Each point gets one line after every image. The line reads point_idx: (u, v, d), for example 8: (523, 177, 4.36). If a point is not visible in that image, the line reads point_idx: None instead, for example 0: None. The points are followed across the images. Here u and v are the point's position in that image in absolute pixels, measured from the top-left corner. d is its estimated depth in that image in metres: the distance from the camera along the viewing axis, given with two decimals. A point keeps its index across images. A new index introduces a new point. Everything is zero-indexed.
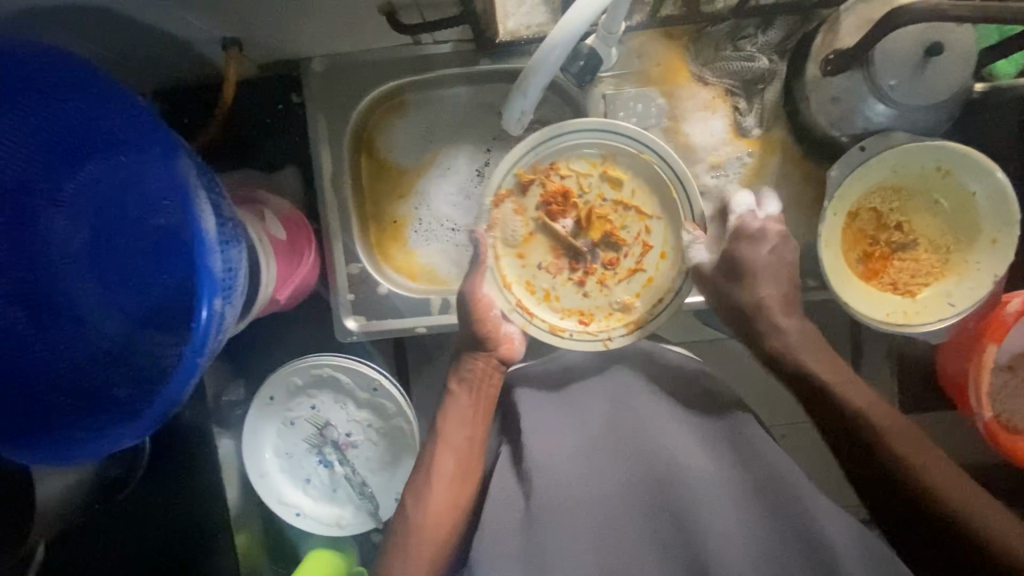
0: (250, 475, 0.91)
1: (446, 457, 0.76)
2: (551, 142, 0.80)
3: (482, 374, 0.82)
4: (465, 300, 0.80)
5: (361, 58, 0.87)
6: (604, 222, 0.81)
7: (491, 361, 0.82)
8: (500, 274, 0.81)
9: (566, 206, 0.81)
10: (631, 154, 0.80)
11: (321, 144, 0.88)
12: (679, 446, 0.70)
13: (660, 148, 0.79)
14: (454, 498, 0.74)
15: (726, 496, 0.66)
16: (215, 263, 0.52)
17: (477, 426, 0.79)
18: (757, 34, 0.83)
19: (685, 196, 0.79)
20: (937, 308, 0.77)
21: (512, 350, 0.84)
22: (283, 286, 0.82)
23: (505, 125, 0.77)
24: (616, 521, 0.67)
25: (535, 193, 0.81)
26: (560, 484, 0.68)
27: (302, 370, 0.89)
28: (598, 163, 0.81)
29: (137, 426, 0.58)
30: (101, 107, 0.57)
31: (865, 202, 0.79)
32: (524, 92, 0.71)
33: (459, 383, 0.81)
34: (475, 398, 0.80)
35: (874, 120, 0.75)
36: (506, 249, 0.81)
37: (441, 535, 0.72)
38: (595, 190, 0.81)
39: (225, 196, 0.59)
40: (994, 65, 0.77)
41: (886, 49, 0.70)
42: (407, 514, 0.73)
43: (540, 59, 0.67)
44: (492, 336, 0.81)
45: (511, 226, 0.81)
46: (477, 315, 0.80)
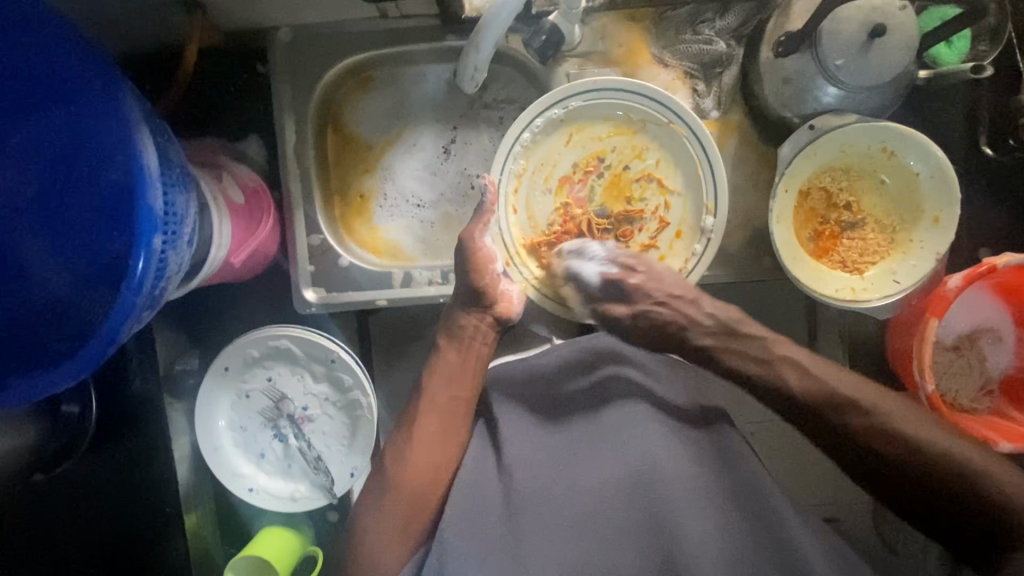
0: (203, 448, 0.89)
1: (430, 415, 0.77)
2: (584, 96, 0.80)
3: (474, 332, 0.82)
4: (466, 250, 0.79)
5: (327, 31, 0.88)
6: (623, 191, 0.83)
7: (485, 320, 0.82)
8: (508, 226, 0.82)
9: (585, 167, 0.83)
10: (661, 124, 0.81)
11: (285, 114, 0.88)
12: (651, 445, 0.70)
13: (688, 117, 0.80)
14: (432, 461, 0.75)
15: (691, 488, 0.68)
16: (155, 200, 0.54)
17: (465, 385, 0.80)
18: (715, 19, 0.85)
19: (709, 175, 0.81)
20: (883, 286, 0.80)
21: (509, 308, 0.83)
22: (239, 250, 0.81)
23: (460, 81, 0.79)
24: (590, 517, 0.68)
25: (559, 149, 0.82)
26: (535, 471, 0.71)
27: (257, 342, 0.88)
28: (626, 128, 0.82)
29: (70, 368, 0.56)
30: (48, 48, 0.56)
31: (815, 182, 0.82)
32: (477, 47, 0.73)
33: (449, 340, 0.82)
34: (464, 356, 0.81)
35: (824, 101, 0.78)
36: (520, 203, 0.82)
37: (415, 501, 0.74)
38: (619, 154, 0.83)
39: (173, 145, 0.62)
40: (933, 49, 0.81)
41: (833, 30, 0.72)
42: (386, 472, 0.75)
43: (492, 15, 0.70)
44: (490, 293, 0.81)
45: (533, 182, 0.82)
46: (475, 265, 0.79)
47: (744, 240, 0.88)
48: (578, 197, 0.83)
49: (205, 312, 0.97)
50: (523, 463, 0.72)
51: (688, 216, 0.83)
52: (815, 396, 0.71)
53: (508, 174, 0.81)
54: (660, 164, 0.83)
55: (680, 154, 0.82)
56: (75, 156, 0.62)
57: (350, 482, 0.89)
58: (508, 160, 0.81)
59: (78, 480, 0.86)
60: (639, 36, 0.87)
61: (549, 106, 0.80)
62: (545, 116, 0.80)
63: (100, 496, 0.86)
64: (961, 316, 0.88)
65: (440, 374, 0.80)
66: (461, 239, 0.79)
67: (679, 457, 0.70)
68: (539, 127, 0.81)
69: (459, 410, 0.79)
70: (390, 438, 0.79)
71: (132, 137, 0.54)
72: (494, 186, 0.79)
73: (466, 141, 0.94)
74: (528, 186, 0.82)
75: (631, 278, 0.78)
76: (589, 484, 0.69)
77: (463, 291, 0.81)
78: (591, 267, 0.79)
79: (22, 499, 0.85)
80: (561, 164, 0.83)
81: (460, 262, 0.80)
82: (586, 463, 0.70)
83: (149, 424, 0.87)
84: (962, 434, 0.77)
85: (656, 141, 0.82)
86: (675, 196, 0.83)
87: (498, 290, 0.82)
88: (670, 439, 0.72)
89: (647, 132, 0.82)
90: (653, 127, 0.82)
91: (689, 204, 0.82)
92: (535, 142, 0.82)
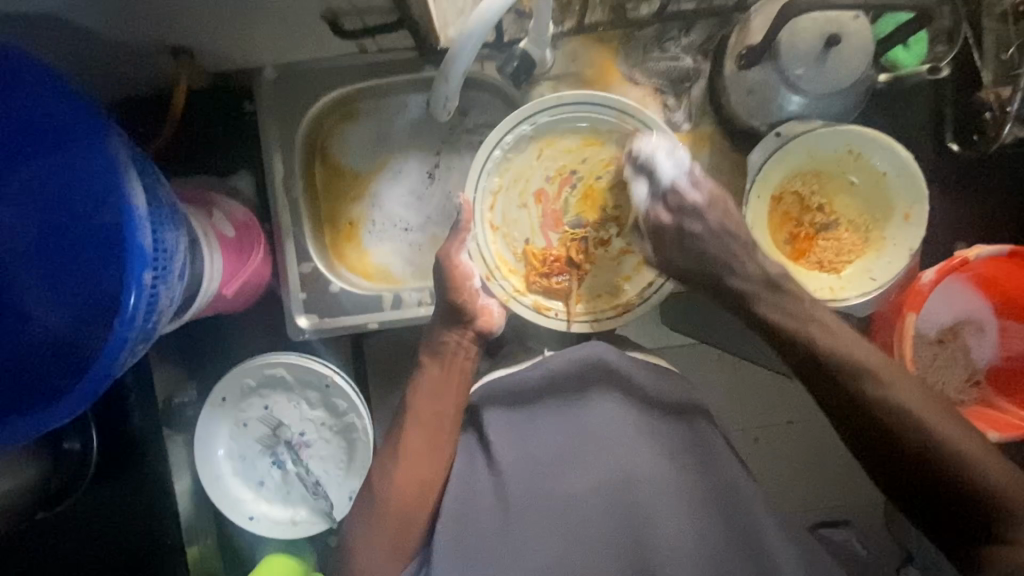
0: (204, 477, 0.90)
1: (415, 431, 0.79)
2: (552, 111, 0.83)
3: (456, 348, 0.84)
4: (443, 266, 0.82)
5: (310, 67, 0.92)
6: (597, 199, 0.86)
7: (466, 336, 0.85)
8: (487, 244, 0.84)
9: (558, 180, 0.85)
10: (628, 134, 0.84)
11: (272, 148, 0.91)
12: (639, 451, 0.72)
13: (654, 125, 0.82)
14: (426, 478, 0.77)
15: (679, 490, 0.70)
16: (145, 238, 0.56)
17: (447, 401, 0.81)
18: (680, 36, 0.89)
19: None
20: (860, 284, 0.82)
21: (490, 322, 0.86)
22: (231, 282, 0.84)
23: (432, 111, 0.83)
24: (582, 522, 0.69)
25: (532, 163, 0.85)
26: (527, 481, 0.72)
27: (253, 370, 0.89)
28: (595, 140, 0.85)
29: (67, 404, 0.59)
30: (44, 102, 0.59)
31: (787, 186, 0.85)
32: (447, 78, 0.76)
33: (432, 362, 0.84)
34: (446, 371, 0.83)
35: (788, 109, 0.81)
36: (497, 218, 0.85)
37: (411, 518, 0.75)
38: (591, 165, 0.85)
39: (162, 184, 0.64)
40: (892, 54, 0.84)
41: (790, 42, 0.75)
42: (381, 491, 0.77)
43: (459, 46, 0.72)
44: (469, 309, 0.84)
45: (509, 197, 0.85)
46: (453, 283, 0.82)
47: None
48: (553, 210, 0.86)
49: (201, 343, 0.99)
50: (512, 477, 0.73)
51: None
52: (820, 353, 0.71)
53: (482, 192, 0.84)
54: None
55: None
56: (69, 201, 0.65)
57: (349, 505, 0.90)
58: (481, 178, 0.84)
59: (82, 516, 0.87)
60: (609, 56, 0.90)
61: (519, 123, 0.83)
62: (515, 133, 0.83)
63: (104, 530, 0.88)
64: (943, 310, 0.89)
65: (430, 391, 0.82)
66: (438, 259, 0.82)
67: (666, 460, 0.72)
68: (510, 144, 0.83)
69: (451, 426, 0.80)
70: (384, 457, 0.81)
71: (121, 180, 0.57)
72: (469, 206, 0.82)
73: (449, 165, 0.97)
74: (504, 202, 0.85)
75: (694, 197, 0.78)
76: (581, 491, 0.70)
77: (444, 309, 0.83)
78: (641, 188, 0.80)
79: (28, 536, 0.87)
80: (534, 179, 0.85)
81: (437, 279, 0.83)
82: (576, 475, 0.71)
83: (148, 455, 0.88)
84: None
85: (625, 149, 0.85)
86: None
87: (477, 304, 0.85)
88: (657, 443, 0.73)
89: (616, 142, 0.85)
90: (621, 137, 0.84)
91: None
92: (507, 159, 0.84)
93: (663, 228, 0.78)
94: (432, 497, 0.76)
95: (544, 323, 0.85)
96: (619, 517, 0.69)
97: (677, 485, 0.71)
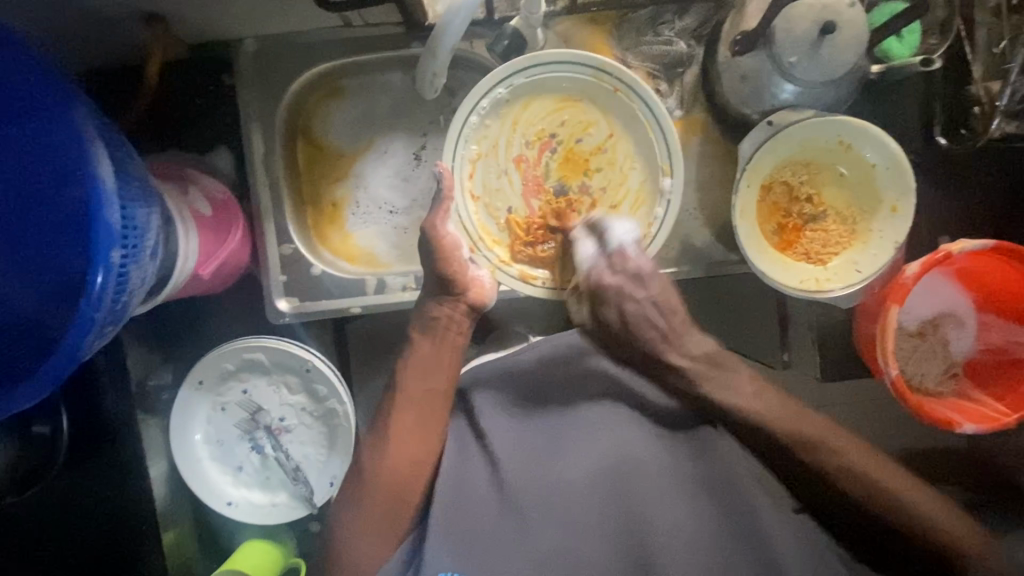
0: (180, 461, 0.88)
1: (403, 415, 0.79)
2: (526, 73, 0.80)
3: (448, 322, 0.83)
4: (428, 239, 0.80)
5: (293, 41, 0.88)
6: (577, 162, 0.84)
7: (458, 309, 0.83)
8: (469, 214, 0.83)
9: (538, 145, 0.84)
10: (607, 92, 0.82)
11: (252, 124, 0.88)
12: (630, 446, 0.73)
13: (632, 83, 0.80)
14: (412, 463, 0.77)
15: (665, 482, 0.72)
16: (113, 215, 0.54)
17: (442, 388, 0.81)
18: (675, 20, 0.87)
19: (662, 138, 0.81)
20: (846, 276, 0.82)
21: (481, 295, 0.84)
22: (207, 263, 0.81)
23: (419, 87, 0.79)
24: (571, 512, 0.70)
25: (508, 128, 0.83)
26: (520, 472, 0.72)
27: (231, 355, 0.87)
28: (572, 101, 0.83)
29: (32, 387, 0.56)
30: (9, 68, 0.55)
31: (777, 175, 0.84)
32: (434, 54, 0.73)
33: (419, 344, 0.83)
34: (438, 346, 0.82)
35: (781, 97, 0.80)
36: (476, 187, 0.83)
37: (396, 500, 0.76)
38: (569, 127, 0.84)
39: (132, 159, 0.61)
40: (884, 44, 0.82)
41: (786, 27, 0.74)
42: (367, 476, 0.77)
43: (446, 21, 0.70)
44: (456, 279, 0.82)
45: (491, 164, 0.83)
46: (439, 254, 0.80)
47: (713, 234, 0.89)
48: (534, 175, 0.84)
49: (178, 327, 0.96)
50: (506, 462, 0.74)
51: (647, 181, 0.83)
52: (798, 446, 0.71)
53: (460, 161, 0.82)
54: (612, 135, 0.84)
55: (632, 122, 0.83)
56: (33, 175, 0.62)
57: (330, 491, 0.89)
58: (459, 146, 0.81)
59: (53, 499, 0.85)
60: (601, 38, 0.88)
61: (492, 87, 0.80)
62: (490, 98, 0.81)
63: (79, 513, 0.86)
64: (925, 303, 0.91)
65: (415, 373, 0.81)
66: (422, 231, 0.80)
67: (655, 452, 0.74)
68: (485, 109, 0.81)
69: (434, 408, 0.80)
70: (369, 442, 0.80)
71: (87, 152, 0.54)
72: (448, 173, 0.79)
73: (436, 147, 0.94)
74: (484, 169, 0.83)
75: (640, 264, 0.78)
76: (572, 483, 0.71)
77: (433, 282, 0.82)
78: (587, 246, 0.79)
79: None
80: (512, 143, 0.83)
81: (423, 251, 0.81)
82: (566, 467, 0.72)
83: (122, 440, 0.86)
84: (926, 416, 0.79)
85: (605, 110, 0.83)
86: (631, 167, 0.84)
87: (466, 277, 0.82)
88: (645, 438, 0.74)
89: (595, 102, 0.83)
90: (599, 97, 0.83)
91: (646, 172, 0.83)
92: (484, 125, 0.82)
93: (603, 287, 0.78)
94: (414, 482, 0.76)
95: (530, 292, 0.83)
96: (610, 502, 0.71)
97: (667, 472, 0.73)
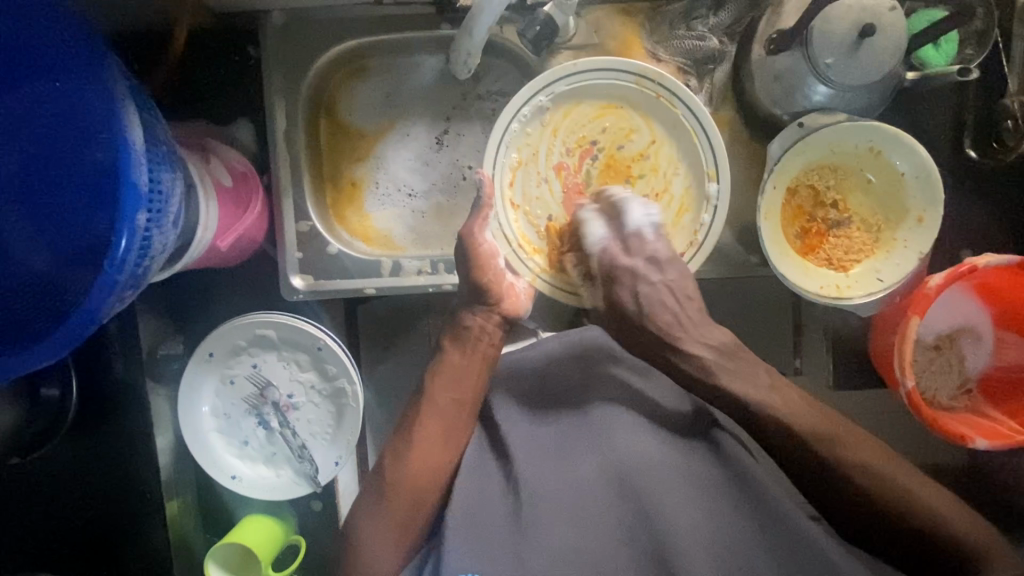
0: (187, 435, 0.88)
1: (427, 410, 0.82)
2: (568, 79, 0.80)
3: (480, 332, 0.85)
4: (465, 246, 0.80)
5: (321, 15, 0.87)
6: (618, 169, 0.84)
7: (492, 319, 0.85)
8: (510, 222, 0.82)
9: (579, 152, 0.84)
10: (650, 99, 0.82)
11: (275, 97, 0.87)
12: (641, 450, 0.78)
13: (674, 88, 0.80)
14: (431, 452, 0.80)
15: (685, 492, 0.75)
16: (140, 176, 0.53)
17: (466, 388, 0.84)
18: (709, 15, 0.86)
19: (706, 142, 0.81)
20: (868, 284, 0.82)
21: (516, 306, 0.86)
22: (225, 234, 0.81)
23: (454, 69, 0.81)
24: (586, 507, 0.75)
25: (550, 135, 0.83)
26: (534, 469, 0.77)
27: (242, 330, 0.87)
28: (613, 107, 0.83)
29: (47, 347, 0.55)
30: (43, 23, 0.55)
31: (803, 179, 0.83)
32: (470, 33, 0.73)
33: (455, 341, 0.85)
34: (468, 357, 0.85)
35: (813, 99, 0.79)
36: (518, 195, 0.83)
37: (415, 486, 0.79)
38: (611, 134, 0.84)
39: (160, 122, 0.61)
40: (921, 51, 0.82)
41: (824, 29, 0.73)
42: (389, 467, 0.80)
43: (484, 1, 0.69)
44: (493, 290, 0.83)
45: (533, 173, 0.83)
46: (476, 263, 0.81)
47: (734, 235, 0.88)
48: (575, 183, 0.84)
49: (192, 298, 0.95)
50: (521, 455, 0.79)
51: (690, 187, 0.84)
52: (810, 436, 0.74)
53: (502, 167, 0.81)
54: (655, 143, 0.84)
55: (674, 128, 0.83)
56: (58, 133, 0.61)
57: (334, 470, 0.89)
58: (501, 152, 0.81)
59: (65, 461, 0.86)
60: (633, 31, 0.87)
61: (534, 94, 0.80)
62: (532, 104, 0.80)
63: (89, 477, 0.87)
64: (941, 317, 0.90)
65: (443, 374, 0.84)
66: (460, 237, 0.80)
67: (669, 456, 0.78)
68: (526, 116, 0.81)
69: (457, 407, 0.83)
70: (391, 436, 0.83)
71: (116, 112, 0.53)
72: (489, 180, 0.79)
73: (459, 132, 0.93)
74: (526, 178, 0.83)
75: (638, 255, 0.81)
76: (585, 483, 0.77)
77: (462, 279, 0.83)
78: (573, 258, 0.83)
79: (15, 477, 0.86)
80: (554, 150, 0.83)
81: (461, 260, 0.81)
82: (580, 463, 0.78)
83: (132, 407, 0.86)
84: (941, 431, 0.78)
85: (646, 116, 0.83)
86: (675, 173, 0.84)
87: (502, 287, 0.84)
88: (654, 440, 0.79)
89: (637, 109, 0.83)
90: (641, 103, 0.82)
91: (689, 176, 0.83)
92: (525, 131, 0.82)
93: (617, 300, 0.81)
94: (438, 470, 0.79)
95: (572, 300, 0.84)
96: (621, 503, 0.75)
97: (686, 476, 0.77)
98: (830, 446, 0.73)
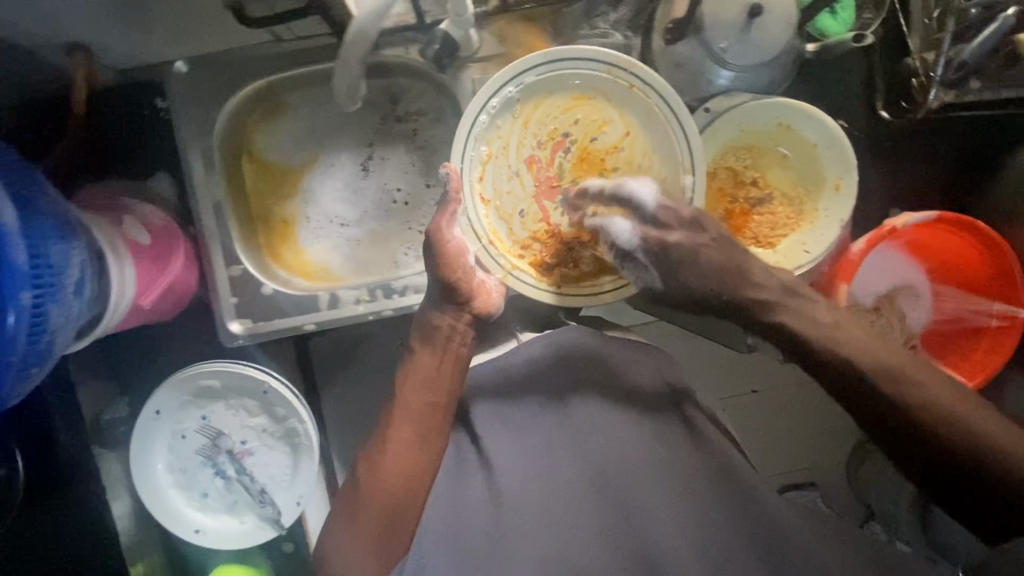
0: (143, 494, 0.88)
1: (403, 423, 0.77)
2: (537, 70, 0.78)
3: (451, 332, 0.80)
4: (431, 241, 0.76)
5: (228, 56, 0.87)
6: (592, 161, 0.82)
7: (462, 319, 0.80)
8: (479, 217, 0.80)
9: (551, 145, 0.82)
10: (622, 89, 0.80)
11: (190, 143, 0.87)
12: (624, 451, 0.77)
13: (646, 77, 0.78)
14: (410, 464, 0.76)
15: (666, 488, 0.75)
16: (19, 256, 0.52)
17: (441, 390, 0.79)
18: (610, 11, 0.86)
19: (682, 132, 0.79)
20: (796, 257, 0.82)
21: (489, 303, 0.80)
22: (148, 292, 0.80)
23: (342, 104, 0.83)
24: (560, 515, 0.75)
25: (520, 129, 0.81)
26: (511, 482, 0.76)
27: (187, 383, 0.86)
28: (584, 99, 0.81)
29: None
30: None
31: (720, 162, 0.84)
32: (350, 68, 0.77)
33: (423, 340, 0.80)
34: (441, 356, 0.79)
35: (717, 82, 0.80)
36: (488, 190, 0.81)
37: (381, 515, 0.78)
38: (582, 125, 0.81)
39: (46, 194, 0.60)
40: (819, 21, 0.82)
41: (713, 12, 0.75)
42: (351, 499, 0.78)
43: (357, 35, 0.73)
44: (464, 287, 0.78)
45: (502, 167, 0.81)
46: (444, 259, 0.76)
47: None
48: (547, 176, 0.82)
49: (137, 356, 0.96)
50: (502, 466, 0.77)
51: (667, 178, 0.81)
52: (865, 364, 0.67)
53: (470, 162, 0.79)
54: (630, 132, 0.81)
55: (649, 118, 0.80)
56: None
57: (296, 511, 0.88)
58: (468, 146, 0.79)
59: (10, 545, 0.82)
60: (538, 35, 0.87)
61: (501, 85, 0.78)
62: (500, 96, 0.78)
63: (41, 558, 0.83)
64: (883, 277, 0.90)
65: (415, 375, 0.79)
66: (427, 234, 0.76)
67: (657, 455, 0.77)
68: (494, 108, 0.79)
69: (436, 415, 0.78)
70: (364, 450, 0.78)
71: None
72: (455, 174, 0.76)
73: (384, 157, 0.93)
74: (495, 175, 0.81)
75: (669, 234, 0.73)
76: (564, 489, 0.76)
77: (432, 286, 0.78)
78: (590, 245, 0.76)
79: None
80: (524, 144, 0.81)
81: (428, 257, 0.77)
82: (563, 469, 0.77)
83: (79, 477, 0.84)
84: None
85: (619, 107, 0.81)
86: (650, 165, 0.81)
87: (474, 284, 0.79)
88: (642, 439, 0.78)
89: (609, 99, 0.81)
90: (612, 94, 0.80)
91: (664, 169, 0.80)
92: (494, 124, 0.80)
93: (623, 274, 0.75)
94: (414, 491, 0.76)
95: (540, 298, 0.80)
96: (604, 508, 0.75)
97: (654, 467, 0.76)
98: (909, 385, 0.65)
